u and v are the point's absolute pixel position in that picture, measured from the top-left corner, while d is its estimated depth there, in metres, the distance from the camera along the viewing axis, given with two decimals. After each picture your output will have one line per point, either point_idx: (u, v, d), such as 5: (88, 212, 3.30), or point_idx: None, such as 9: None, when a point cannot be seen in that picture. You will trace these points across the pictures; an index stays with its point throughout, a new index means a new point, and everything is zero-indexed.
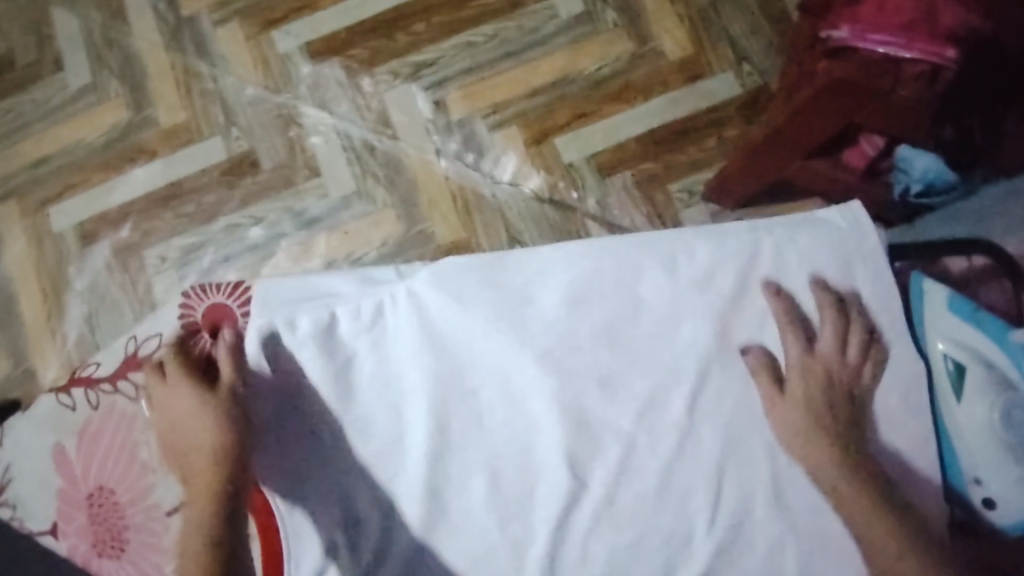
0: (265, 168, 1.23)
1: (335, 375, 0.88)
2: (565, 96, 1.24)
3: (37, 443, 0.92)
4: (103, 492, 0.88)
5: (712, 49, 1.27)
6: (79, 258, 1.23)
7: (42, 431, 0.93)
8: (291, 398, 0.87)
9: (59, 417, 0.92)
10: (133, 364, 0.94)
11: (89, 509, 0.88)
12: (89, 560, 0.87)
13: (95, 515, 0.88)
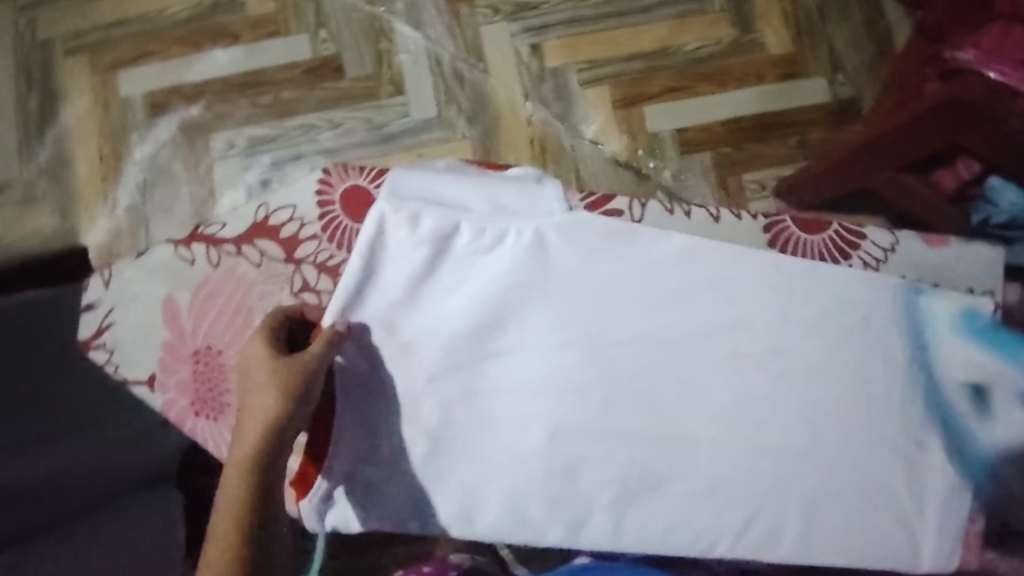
0: (349, 76, 1.21)
1: (414, 312, 0.57)
2: (662, 67, 1.22)
3: (143, 295, 0.57)
4: (211, 355, 0.56)
5: (811, 51, 1.24)
6: (144, 128, 1.21)
7: (152, 280, 0.57)
8: (375, 298, 0.56)
9: (172, 271, 0.56)
10: (258, 230, 0.56)
11: (191, 367, 0.56)
12: (183, 420, 0.56)
13: (199, 375, 0.56)
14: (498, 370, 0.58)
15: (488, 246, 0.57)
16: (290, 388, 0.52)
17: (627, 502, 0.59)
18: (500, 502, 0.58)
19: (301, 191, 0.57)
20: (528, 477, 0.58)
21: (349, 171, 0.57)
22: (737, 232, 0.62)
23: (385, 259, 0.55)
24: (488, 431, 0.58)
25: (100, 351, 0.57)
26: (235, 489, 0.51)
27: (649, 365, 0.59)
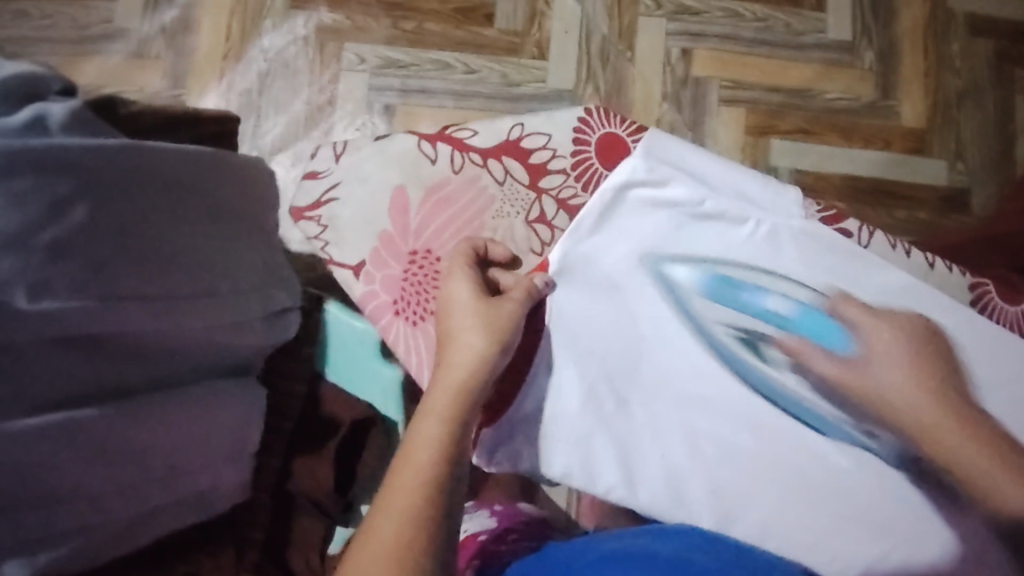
0: (498, 27, 1.19)
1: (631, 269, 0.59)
2: (798, 107, 1.22)
3: (378, 177, 0.59)
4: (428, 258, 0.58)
5: (940, 132, 1.25)
6: (280, 17, 1.17)
7: (391, 166, 0.59)
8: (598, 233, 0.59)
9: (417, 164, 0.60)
10: (508, 147, 0.61)
11: (405, 265, 0.58)
12: (379, 315, 0.57)
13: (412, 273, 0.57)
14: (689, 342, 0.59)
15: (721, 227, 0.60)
16: (497, 338, 0.54)
17: (778, 508, 0.57)
18: (658, 470, 0.57)
19: (557, 123, 0.62)
20: (693, 455, 0.57)
21: (606, 119, 0.62)
22: (946, 282, 0.63)
23: (621, 214, 0.60)
24: (655, 395, 0.58)
25: (312, 223, 0.59)
26: (435, 433, 0.50)
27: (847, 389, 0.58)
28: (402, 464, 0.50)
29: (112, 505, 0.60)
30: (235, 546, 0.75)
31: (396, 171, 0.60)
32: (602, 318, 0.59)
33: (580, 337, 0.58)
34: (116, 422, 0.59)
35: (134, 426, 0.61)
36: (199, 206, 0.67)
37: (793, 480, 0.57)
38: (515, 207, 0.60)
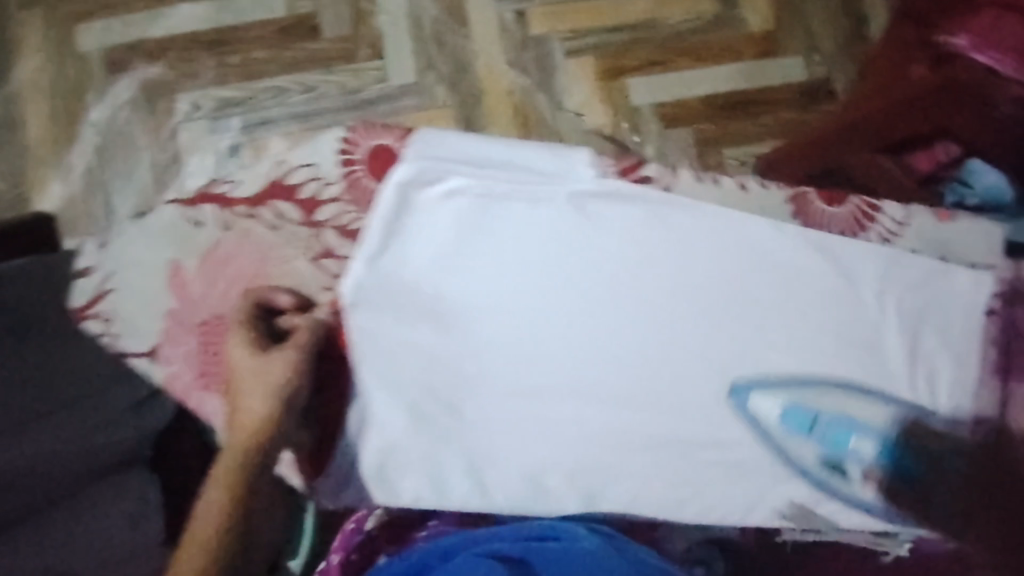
0: (325, 37, 1.14)
1: (442, 275, 0.53)
2: (643, 40, 1.20)
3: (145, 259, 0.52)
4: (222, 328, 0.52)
5: (789, 29, 1.24)
6: (102, 86, 1.11)
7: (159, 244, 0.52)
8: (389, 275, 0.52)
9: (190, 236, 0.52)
10: None
11: (198, 338, 0.52)
12: None
13: (208, 344, 0.52)
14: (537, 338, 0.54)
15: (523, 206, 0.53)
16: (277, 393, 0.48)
17: (655, 476, 0.56)
18: (517, 473, 0.54)
19: (320, 149, 0.53)
20: (551, 447, 0.55)
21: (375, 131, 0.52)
22: (763, 204, 0.59)
23: (419, 215, 0.52)
24: (504, 404, 0.54)
25: (96, 320, 0.52)
26: (215, 503, 0.47)
27: (694, 348, 0.57)
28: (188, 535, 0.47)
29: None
30: None
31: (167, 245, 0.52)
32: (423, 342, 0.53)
33: (410, 361, 0.53)
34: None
35: None
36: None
37: (661, 441, 0.56)
38: (295, 246, 0.52)
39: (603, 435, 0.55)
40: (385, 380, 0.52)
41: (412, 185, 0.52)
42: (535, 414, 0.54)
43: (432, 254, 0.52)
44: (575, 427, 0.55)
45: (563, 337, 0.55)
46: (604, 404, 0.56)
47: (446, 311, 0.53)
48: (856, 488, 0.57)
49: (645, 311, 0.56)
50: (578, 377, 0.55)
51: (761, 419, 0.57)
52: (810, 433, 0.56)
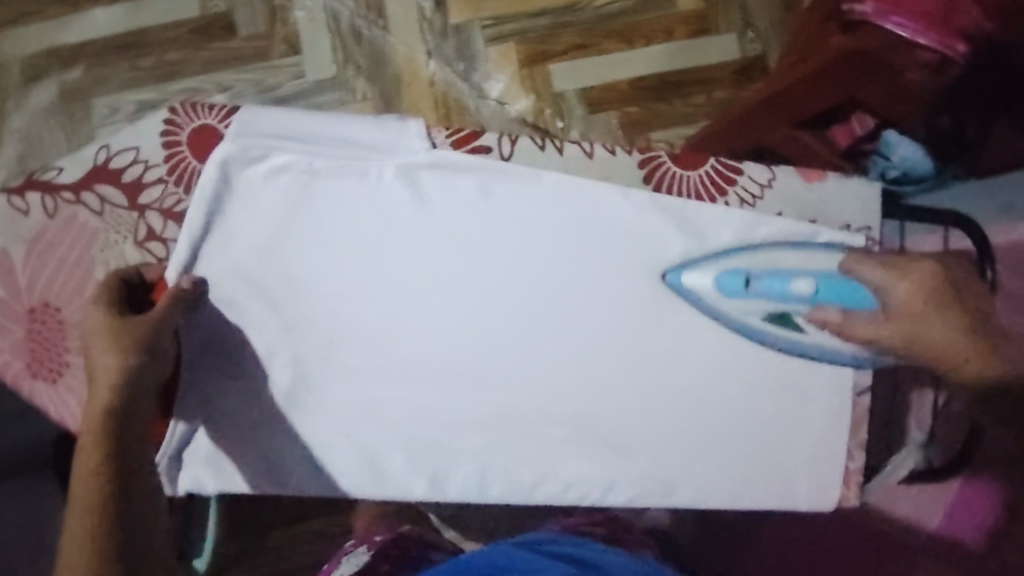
0: (240, 35, 1.13)
1: (268, 260, 0.52)
2: (568, 24, 1.19)
3: None
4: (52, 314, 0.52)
5: (719, 6, 1.22)
6: (18, 94, 1.10)
7: None
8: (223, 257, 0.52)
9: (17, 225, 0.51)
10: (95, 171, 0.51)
11: (27, 327, 0.51)
12: None
13: (37, 333, 0.52)
14: (374, 322, 0.54)
15: (347, 185, 0.53)
16: (131, 348, 0.49)
17: (508, 458, 0.56)
18: (353, 457, 0.55)
19: (145, 132, 0.52)
20: (388, 429, 0.55)
21: (198, 109, 0.52)
22: (609, 170, 0.56)
23: (239, 200, 0.51)
24: (343, 393, 0.55)
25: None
26: (88, 459, 0.47)
27: (548, 329, 0.56)
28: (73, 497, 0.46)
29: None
30: None
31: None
32: (252, 328, 0.53)
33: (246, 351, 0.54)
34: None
35: None
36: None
37: (510, 423, 0.56)
38: (121, 231, 0.52)
39: (455, 423, 0.55)
40: (220, 369, 0.54)
41: (244, 162, 0.51)
42: (379, 404, 0.55)
43: (262, 243, 0.52)
44: (422, 414, 0.55)
45: (409, 324, 0.55)
46: (453, 393, 0.55)
47: (279, 307, 0.53)
48: (816, 339, 0.57)
49: (497, 294, 0.56)
50: (425, 367, 0.55)
51: (696, 294, 0.56)
52: (747, 291, 0.55)
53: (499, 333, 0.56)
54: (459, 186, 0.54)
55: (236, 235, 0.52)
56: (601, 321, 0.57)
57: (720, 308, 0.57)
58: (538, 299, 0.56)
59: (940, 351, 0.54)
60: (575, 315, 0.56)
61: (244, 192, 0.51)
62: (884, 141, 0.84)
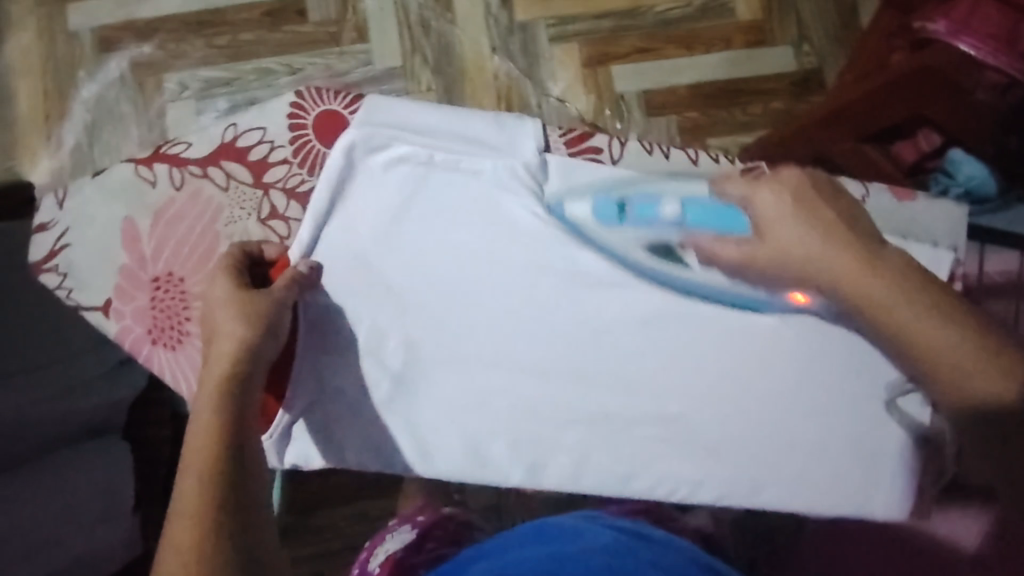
0: (312, 19, 1.15)
1: (385, 246, 0.54)
2: (631, 27, 1.21)
3: (99, 217, 0.54)
4: (173, 282, 0.53)
5: (779, 19, 1.23)
6: (92, 65, 1.12)
7: (112, 202, 0.54)
8: (346, 238, 0.53)
9: (143, 193, 0.54)
10: (223, 150, 0.53)
11: (150, 294, 0.53)
12: None
13: (160, 300, 0.53)
14: (479, 312, 0.56)
15: (463, 174, 0.54)
16: (253, 322, 0.49)
17: (601, 449, 0.57)
18: (457, 443, 0.55)
19: (272, 113, 0.54)
20: (488, 417, 0.56)
21: (324, 94, 0.54)
22: None
23: (362, 187, 0.53)
24: (451, 380, 0.55)
25: (51, 274, 0.53)
26: (209, 424, 0.46)
27: (647, 322, 0.58)
28: (186, 460, 0.44)
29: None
30: None
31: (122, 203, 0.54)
32: (369, 311, 0.54)
33: (361, 336, 0.54)
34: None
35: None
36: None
37: (606, 416, 0.57)
38: (245, 208, 0.54)
39: (554, 410, 0.56)
40: (334, 356, 0.54)
41: (369, 146, 0.53)
42: (481, 389, 0.56)
43: (382, 227, 0.54)
44: (523, 399, 0.56)
45: (513, 307, 0.56)
46: (552, 381, 0.57)
47: (395, 290, 0.54)
48: (697, 274, 0.56)
49: (599, 285, 0.57)
50: (525, 354, 0.56)
51: (580, 224, 0.55)
52: (622, 221, 0.54)
53: (599, 328, 0.57)
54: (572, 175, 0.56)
55: (358, 216, 0.54)
56: (699, 321, 0.58)
57: (602, 233, 0.55)
58: (638, 297, 0.57)
59: (810, 265, 0.49)
60: (674, 313, 0.58)
61: (367, 173, 0.53)
62: (950, 160, 0.82)
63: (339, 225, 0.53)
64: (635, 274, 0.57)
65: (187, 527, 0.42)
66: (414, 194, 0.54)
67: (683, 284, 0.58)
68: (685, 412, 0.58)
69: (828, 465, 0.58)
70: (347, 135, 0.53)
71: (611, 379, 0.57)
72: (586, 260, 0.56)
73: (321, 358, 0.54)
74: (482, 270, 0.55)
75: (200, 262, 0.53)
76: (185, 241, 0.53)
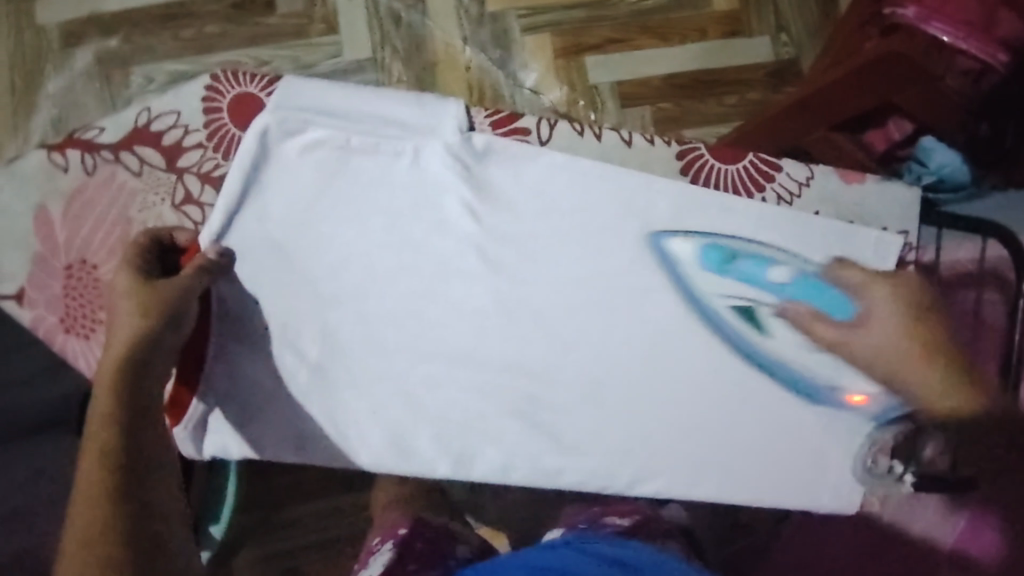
0: (279, 12, 1.12)
1: (303, 235, 0.52)
2: (605, 18, 1.18)
3: (12, 205, 0.52)
4: (87, 269, 0.52)
5: (756, 9, 1.20)
6: (58, 58, 1.09)
7: (24, 189, 0.52)
8: (262, 225, 0.52)
9: (55, 178, 0.52)
10: (136, 135, 0.52)
11: (64, 282, 0.52)
12: None
13: (73, 288, 0.52)
14: (405, 302, 0.54)
15: (383, 159, 0.53)
16: (157, 313, 0.48)
17: (530, 441, 0.56)
18: (379, 436, 0.54)
19: (185, 96, 0.52)
20: (413, 410, 0.54)
21: (238, 77, 0.52)
22: (649, 159, 0.58)
23: (277, 172, 0.52)
24: (375, 371, 0.54)
25: None
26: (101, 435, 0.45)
27: (575, 311, 0.56)
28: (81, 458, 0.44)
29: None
30: None
31: (34, 190, 0.52)
32: (287, 301, 0.53)
33: (278, 324, 0.53)
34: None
35: None
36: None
37: (533, 406, 0.56)
38: (160, 193, 0.52)
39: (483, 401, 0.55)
40: (252, 346, 0.53)
41: (284, 131, 0.51)
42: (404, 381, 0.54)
43: (300, 214, 0.52)
44: (449, 391, 0.55)
45: (439, 298, 0.55)
46: (480, 372, 0.55)
47: (315, 278, 0.53)
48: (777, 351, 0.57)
49: (526, 273, 0.56)
50: (451, 344, 0.55)
51: (679, 261, 0.56)
52: (724, 270, 0.56)
53: (524, 318, 0.56)
54: (496, 163, 0.54)
55: (274, 201, 0.52)
56: (625, 313, 0.57)
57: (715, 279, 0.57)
58: (563, 284, 0.56)
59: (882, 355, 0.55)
60: (601, 305, 0.57)
61: (282, 158, 0.52)
62: (921, 147, 0.73)
63: (255, 209, 0.52)
64: (564, 262, 0.56)
65: (89, 511, 0.42)
66: (332, 181, 0.53)
67: (613, 273, 0.57)
68: (616, 401, 0.57)
69: (756, 448, 0.58)
70: (260, 118, 0.51)
71: (541, 369, 0.56)
72: (513, 247, 0.55)
73: (236, 349, 0.53)
74: (404, 259, 0.54)
75: (114, 252, 0.52)
76: (98, 230, 0.52)
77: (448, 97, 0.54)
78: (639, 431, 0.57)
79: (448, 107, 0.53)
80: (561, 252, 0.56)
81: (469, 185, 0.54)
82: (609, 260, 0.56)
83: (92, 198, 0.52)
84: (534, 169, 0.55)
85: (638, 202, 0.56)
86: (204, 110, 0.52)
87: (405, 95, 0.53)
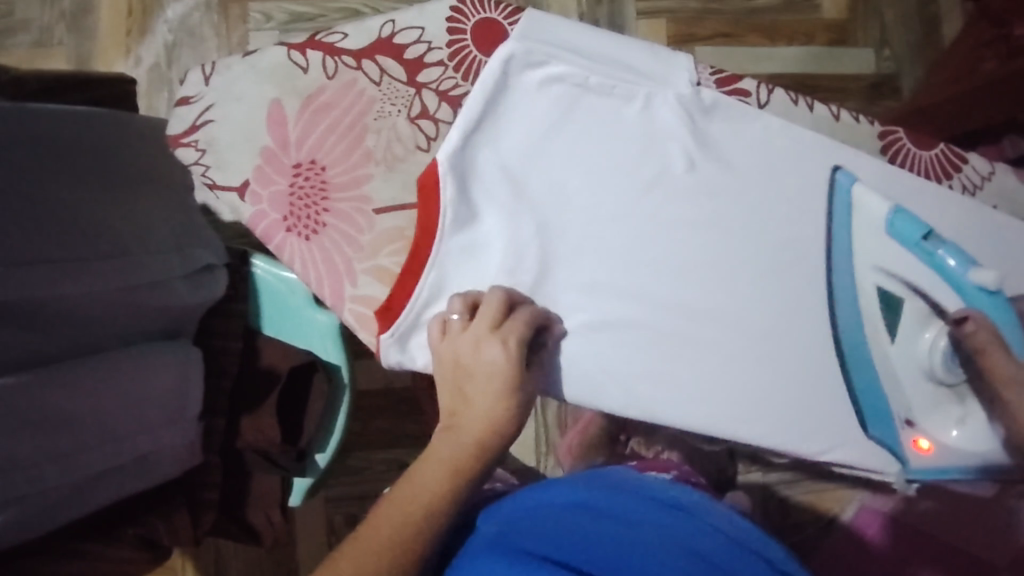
0: None
1: (533, 162, 0.55)
2: (717, 12, 1.13)
3: (247, 98, 0.55)
4: (314, 170, 0.55)
5: (862, 20, 1.14)
6: None
7: (263, 83, 0.55)
8: (496, 145, 0.55)
9: (292, 77, 0.55)
10: (382, 46, 0.56)
11: (290, 179, 0.55)
12: (271, 234, 0.54)
13: (298, 187, 0.55)
14: (614, 237, 0.56)
15: (615, 98, 0.56)
16: (507, 405, 0.49)
17: (722, 391, 0.55)
18: (574, 361, 0.55)
19: (431, 15, 0.57)
20: (618, 341, 0.55)
21: (482, 5, 0.57)
22: (854, 135, 0.61)
23: (516, 98, 0.55)
24: (576, 299, 0.55)
25: (190, 148, 0.54)
26: (439, 471, 0.47)
27: (769, 267, 0.56)
28: (416, 472, 0.48)
29: (47, 473, 0.54)
30: (191, 509, 0.73)
31: (271, 86, 0.55)
32: (509, 224, 0.54)
33: (492, 244, 0.55)
34: (44, 382, 0.54)
35: (49, 392, 0.54)
36: (100, 168, 0.63)
37: (741, 354, 0.55)
38: (397, 104, 0.56)
39: (682, 345, 0.55)
40: (467, 264, 0.54)
41: (528, 60, 0.55)
42: (605, 312, 0.55)
43: (533, 140, 0.55)
44: (643, 329, 0.55)
45: (641, 236, 0.56)
46: (673, 315, 0.56)
47: (535, 202, 0.55)
48: (896, 363, 0.55)
49: (729, 224, 0.56)
50: (649, 286, 0.56)
51: (863, 206, 0.56)
52: (915, 247, 0.54)
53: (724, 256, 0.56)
54: (713, 117, 0.57)
55: (509, 125, 0.55)
56: (834, 271, 0.56)
57: (853, 245, 0.55)
58: (759, 236, 0.57)
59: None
60: (802, 267, 0.56)
61: (522, 86, 0.55)
62: None
63: (494, 130, 0.55)
64: (773, 221, 0.57)
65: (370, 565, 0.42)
66: (564, 114, 0.56)
67: (818, 238, 0.57)
68: (804, 359, 0.55)
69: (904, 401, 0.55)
70: (506, 43, 0.54)
71: (734, 320, 0.56)
72: (718, 199, 0.56)
73: (450, 265, 0.54)
74: (626, 200, 0.56)
75: (341, 158, 0.55)
76: (332, 132, 0.56)
77: (676, 53, 0.58)
78: (820, 394, 0.55)
79: (680, 61, 0.57)
80: (765, 209, 0.57)
81: (689, 133, 0.56)
82: (814, 222, 0.57)
83: (328, 104, 0.56)
84: (746, 125, 0.57)
85: (851, 178, 0.57)
86: (449, 33, 0.56)
87: (638, 45, 0.57)
